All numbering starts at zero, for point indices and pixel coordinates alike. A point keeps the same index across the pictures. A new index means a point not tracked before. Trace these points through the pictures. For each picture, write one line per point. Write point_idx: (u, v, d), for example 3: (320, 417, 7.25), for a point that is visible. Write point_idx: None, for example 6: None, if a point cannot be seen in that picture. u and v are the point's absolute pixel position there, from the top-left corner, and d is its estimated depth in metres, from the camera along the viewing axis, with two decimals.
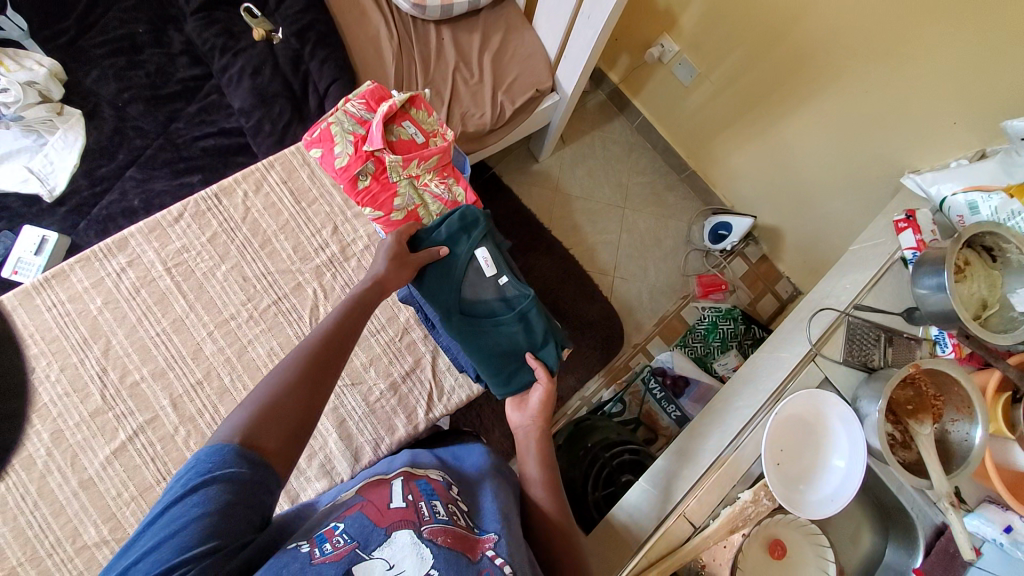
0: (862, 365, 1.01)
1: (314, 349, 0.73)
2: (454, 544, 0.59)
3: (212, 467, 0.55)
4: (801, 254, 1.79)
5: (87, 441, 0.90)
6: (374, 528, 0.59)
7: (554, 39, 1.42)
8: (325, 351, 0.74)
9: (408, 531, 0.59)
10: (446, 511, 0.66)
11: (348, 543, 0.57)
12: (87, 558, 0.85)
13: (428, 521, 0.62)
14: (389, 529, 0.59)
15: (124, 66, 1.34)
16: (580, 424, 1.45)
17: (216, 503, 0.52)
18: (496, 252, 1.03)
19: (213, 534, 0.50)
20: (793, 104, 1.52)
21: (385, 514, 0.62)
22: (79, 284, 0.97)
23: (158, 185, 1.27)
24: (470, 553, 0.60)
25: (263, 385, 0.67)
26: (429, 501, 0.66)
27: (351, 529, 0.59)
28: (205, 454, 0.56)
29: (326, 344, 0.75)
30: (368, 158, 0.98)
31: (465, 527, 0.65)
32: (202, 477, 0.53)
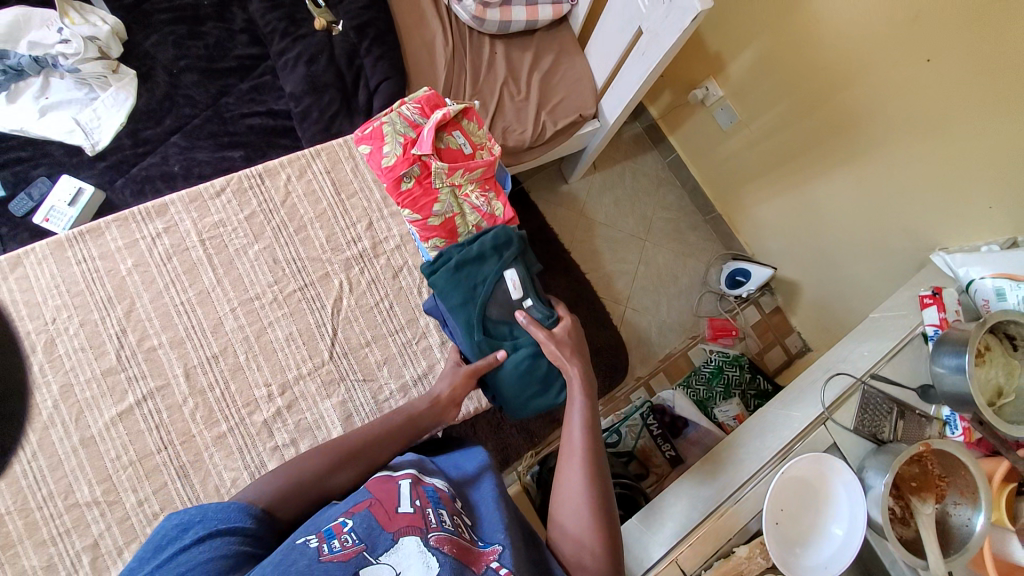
0: (871, 436, 1.01)
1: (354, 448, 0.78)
2: (458, 554, 0.60)
3: (221, 522, 0.58)
4: (816, 311, 1.79)
5: (95, 399, 0.91)
6: (381, 532, 0.60)
7: (604, 68, 1.44)
8: (367, 456, 0.78)
9: (415, 537, 0.60)
10: (452, 520, 0.66)
11: (355, 544, 0.58)
12: (75, 516, 0.85)
13: (435, 528, 0.62)
14: (396, 535, 0.60)
15: (184, 36, 1.37)
16: None
17: (230, 549, 0.56)
18: (526, 276, 1.02)
19: (234, 566, 0.55)
20: (830, 164, 1.53)
21: (392, 518, 0.62)
22: (113, 243, 0.98)
23: (199, 155, 1.29)
24: (474, 566, 0.61)
25: (300, 461, 0.74)
26: (436, 508, 0.66)
27: (359, 529, 0.60)
28: (215, 508, 0.59)
29: (371, 448, 0.79)
30: (415, 161, 0.99)
31: (469, 538, 0.65)
32: (216, 526, 0.57)
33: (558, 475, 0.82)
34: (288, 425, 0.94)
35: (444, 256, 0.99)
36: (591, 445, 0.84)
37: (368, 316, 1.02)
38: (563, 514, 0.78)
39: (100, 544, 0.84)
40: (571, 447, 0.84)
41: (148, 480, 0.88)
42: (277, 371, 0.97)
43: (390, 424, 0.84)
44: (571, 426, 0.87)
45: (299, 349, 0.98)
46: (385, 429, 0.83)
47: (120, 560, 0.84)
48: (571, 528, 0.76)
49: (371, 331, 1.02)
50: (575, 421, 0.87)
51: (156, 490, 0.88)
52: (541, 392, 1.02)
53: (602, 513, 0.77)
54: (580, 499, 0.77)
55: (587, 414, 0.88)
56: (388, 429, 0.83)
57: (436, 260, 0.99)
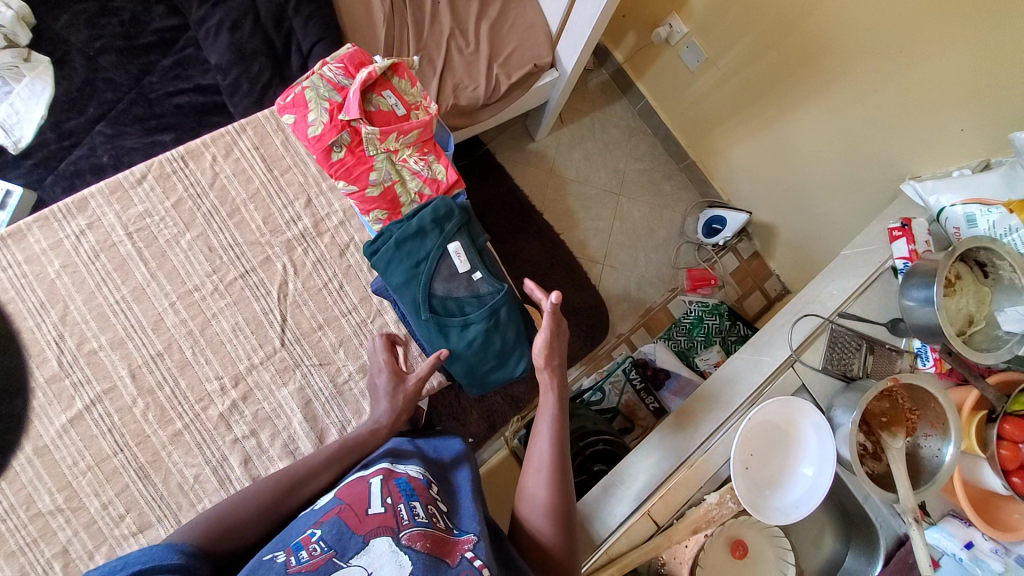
0: (841, 374, 1.00)
1: (292, 479, 0.72)
2: (433, 549, 0.59)
3: (148, 560, 0.51)
4: (793, 253, 1.76)
5: (43, 408, 0.87)
6: (352, 536, 0.58)
7: (556, 11, 1.34)
8: (302, 486, 0.72)
9: (386, 538, 0.58)
10: (425, 513, 0.65)
11: (325, 551, 0.56)
12: (39, 526, 0.83)
13: (407, 525, 0.61)
14: (367, 537, 0.58)
15: (96, 13, 1.26)
16: None
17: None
18: (472, 247, 0.98)
19: None
20: (801, 97, 1.45)
21: (363, 521, 0.60)
22: (37, 245, 0.92)
23: (129, 142, 1.20)
24: (448, 557, 0.59)
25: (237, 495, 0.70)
26: (409, 503, 0.65)
27: (327, 536, 0.58)
28: (135, 553, 0.51)
29: (310, 475, 0.74)
30: (344, 128, 0.92)
31: (444, 528, 0.65)
32: (143, 567, 0.50)
33: (523, 491, 0.84)
34: (245, 416, 0.92)
35: (384, 233, 0.95)
36: (557, 465, 0.84)
37: (318, 299, 0.98)
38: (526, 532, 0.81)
39: (68, 551, 0.83)
40: (537, 463, 0.84)
41: (109, 483, 0.86)
42: (228, 363, 0.93)
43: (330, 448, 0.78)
44: (537, 445, 0.86)
45: (247, 338, 0.95)
46: (325, 455, 0.77)
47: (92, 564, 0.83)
48: (530, 547, 0.79)
49: (322, 315, 0.98)
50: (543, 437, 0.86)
51: (118, 492, 0.86)
52: (499, 366, 1.00)
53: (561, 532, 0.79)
54: (542, 508, 0.80)
55: (555, 430, 0.87)
56: (328, 456, 0.77)
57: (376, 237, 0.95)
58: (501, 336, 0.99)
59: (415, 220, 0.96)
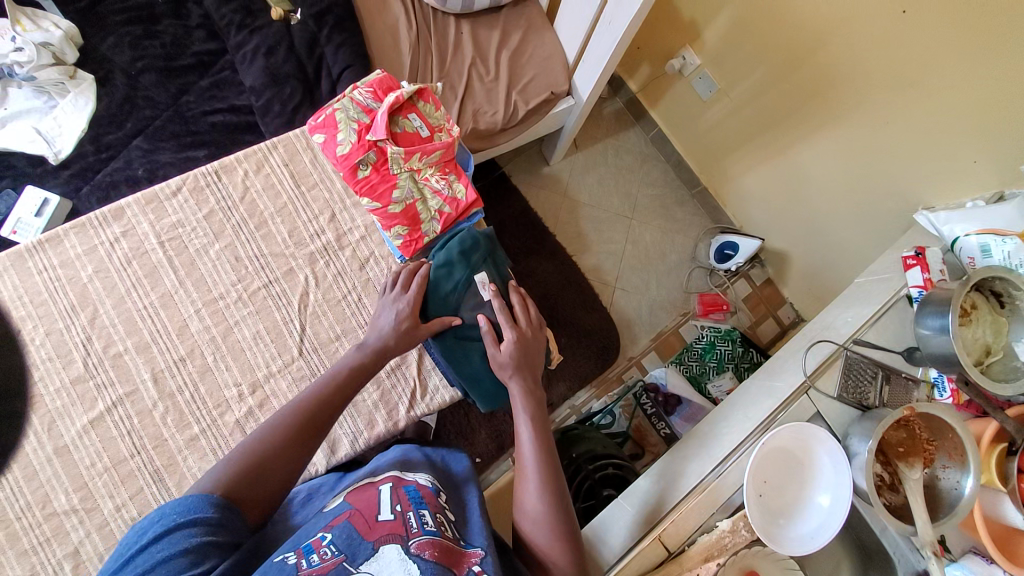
0: (857, 403, 0.99)
1: (305, 415, 0.78)
2: (442, 558, 0.60)
3: (181, 513, 0.59)
4: (806, 281, 1.76)
5: (66, 408, 0.90)
6: (362, 542, 0.59)
7: (574, 42, 1.40)
8: (319, 422, 0.78)
9: (395, 545, 0.59)
10: (434, 521, 0.66)
11: (335, 555, 0.57)
12: (53, 526, 0.84)
13: (416, 533, 0.62)
14: (377, 544, 0.59)
15: (140, 36, 1.33)
16: (568, 433, 1.50)
17: (187, 544, 0.57)
18: (497, 277, 1.02)
19: (197, 560, 0.56)
20: (812, 127, 1.48)
21: (372, 527, 0.61)
22: (73, 250, 0.96)
23: (163, 157, 1.26)
24: (457, 568, 0.61)
25: (249, 440, 0.73)
26: (417, 511, 0.66)
27: (338, 541, 0.59)
28: (173, 504, 0.60)
29: (323, 411, 0.80)
30: (370, 148, 0.97)
31: (452, 539, 0.66)
32: (178, 519, 0.59)
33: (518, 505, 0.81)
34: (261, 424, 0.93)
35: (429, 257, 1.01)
36: (545, 467, 0.81)
37: (336, 310, 1.00)
38: (531, 547, 0.78)
39: (80, 552, 0.84)
40: (525, 467, 0.83)
41: (124, 486, 0.88)
42: (246, 370, 0.95)
43: (331, 380, 0.84)
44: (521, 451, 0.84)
45: (267, 347, 0.97)
46: (327, 385, 0.83)
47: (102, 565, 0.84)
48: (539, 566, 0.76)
49: (340, 325, 1.00)
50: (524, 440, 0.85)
51: (132, 495, 0.88)
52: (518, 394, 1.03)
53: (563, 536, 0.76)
54: (539, 514, 0.77)
55: (535, 431, 0.85)
56: (334, 389, 0.82)
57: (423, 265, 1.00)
58: None
59: (444, 251, 1.00)
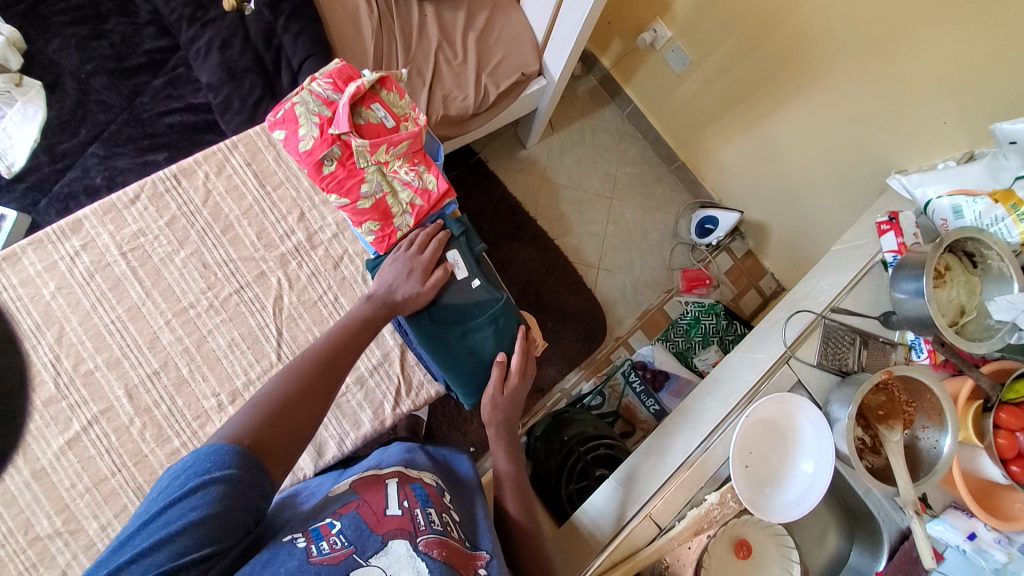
0: (836, 369, 1.00)
1: (323, 362, 0.80)
2: (447, 558, 0.61)
3: (211, 467, 0.59)
4: (786, 251, 1.78)
5: (40, 430, 0.87)
6: (370, 535, 0.60)
7: (542, 20, 1.36)
8: (336, 368, 0.81)
9: (404, 542, 0.59)
10: (440, 521, 0.67)
11: (345, 546, 0.58)
12: (39, 550, 0.83)
13: (423, 531, 0.62)
14: (386, 538, 0.59)
15: (87, 36, 1.27)
16: (559, 416, 1.51)
17: (215, 505, 0.57)
18: (471, 258, 1.01)
19: (219, 534, 0.56)
20: (786, 97, 1.47)
21: (381, 520, 0.62)
22: (31, 267, 0.92)
23: (121, 163, 1.20)
24: (463, 569, 0.62)
25: (267, 390, 0.73)
26: (424, 509, 0.67)
27: (348, 531, 0.60)
28: (207, 453, 0.61)
29: (338, 358, 0.82)
30: (334, 142, 0.93)
31: (458, 539, 0.66)
32: (206, 476, 0.58)
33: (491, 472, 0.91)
34: None
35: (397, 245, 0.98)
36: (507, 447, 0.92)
37: (313, 311, 0.98)
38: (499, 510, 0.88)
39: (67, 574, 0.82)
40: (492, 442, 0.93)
41: (108, 504, 0.86)
42: (224, 379, 0.93)
43: (341, 329, 0.86)
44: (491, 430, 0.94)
45: (244, 354, 0.95)
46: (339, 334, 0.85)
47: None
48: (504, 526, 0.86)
49: (318, 327, 0.98)
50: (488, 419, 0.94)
51: (117, 513, 0.86)
52: None
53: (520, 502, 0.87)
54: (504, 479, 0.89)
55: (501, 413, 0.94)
56: (346, 334, 0.85)
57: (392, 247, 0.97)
58: (494, 343, 0.99)
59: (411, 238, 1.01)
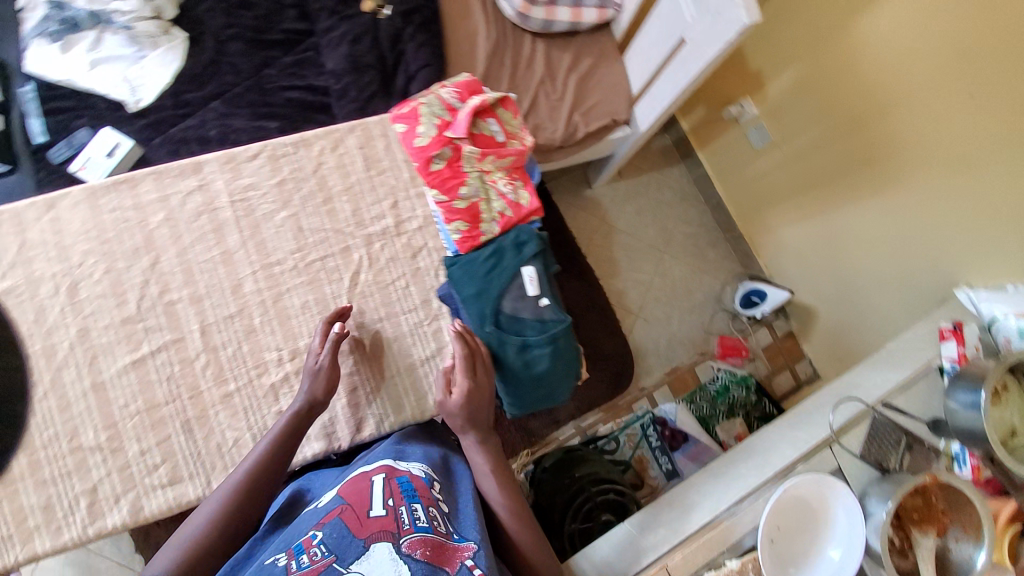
0: (877, 464, 1.00)
1: (244, 490, 0.83)
2: (431, 556, 0.70)
3: None
4: (830, 341, 1.77)
5: (111, 345, 0.92)
6: (352, 541, 0.70)
7: (641, 75, 1.44)
8: (258, 493, 0.84)
9: (386, 544, 0.70)
10: (426, 516, 0.76)
11: (325, 556, 0.69)
12: (77, 459, 0.88)
13: (407, 531, 0.72)
14: (367, 542, 0.70)
15: (236, 5, 1.39)
16: (570, 453, 1.50)
17: None
18: (543, 273, 1.00)
19: None
20: (859, 191, 1.51)
21: (364, 524, 0.72)
22: (147, 196, 0.97)
23: (236, 122, 1.31)
24: (446, 564, 0.71)
25: (196, 522, 0.80)
26: (409, 506, 0.76)
27: (328, 542, 0.70)
28: None
29: (259, 484, 0.84)
30: (447, 143, 1.01)
31: (444, 533, 0.75)
32: None
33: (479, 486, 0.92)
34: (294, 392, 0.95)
35: (478, 250, 1.00)
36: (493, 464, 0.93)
37: (384, 293, 1.01)
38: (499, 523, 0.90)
39: (97, 490, 0.88)
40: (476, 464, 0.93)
41: (153, 431, 0.91)
42: (289, 337, 0.97)
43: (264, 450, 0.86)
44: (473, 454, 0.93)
45: (313, 318, 0.98)
46: (261, 460, 0.85)
47: (117, 506, 0.88)
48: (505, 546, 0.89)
49: (385, 309, 1.01)
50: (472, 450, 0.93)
51: (159, 441, 0.91)
52: (544, 396, 1.00)
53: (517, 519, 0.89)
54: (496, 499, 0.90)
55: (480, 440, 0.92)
56: (268, 460, 0.85)
57: (473, 249, 1.00)
58: (547, 363, 0.97)
59: (491, 244, 1.00)
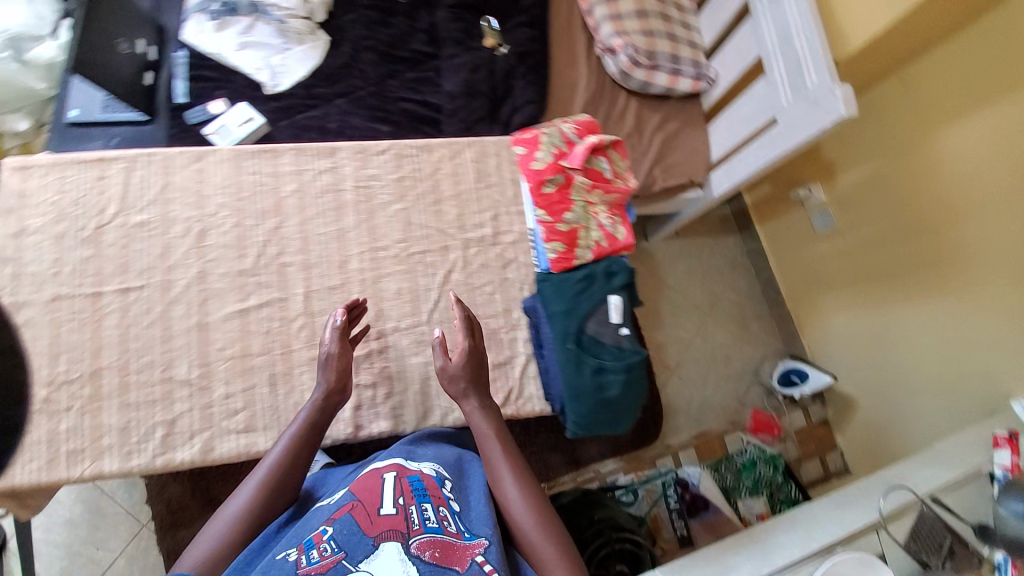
0: (919, 559, 1.01)
1: (274, 479, 0.84)
2: (441, 556, 0.70)
3: None
4: (866, 433, 1.79)
5: (222, 291, 0.99)
6: (362, 538, 0.70)
7: (725, 145, 1.55)
8: (286, 482, 0.85)
9: (395, 543, 0.70)
10: (436, 516, 0.76)
11: (334, 553, 0.68)
12: (166, 389, 0.94)
13: (417, 530, 0.72)
14: (376, 541, 0.70)
15: (377, 21, 1.53)
16: (587, 495, 1.50)
17: None
18: (628, 305, 1.06)
19: None
20: (917, 292, 1.55)
21: (374, 522, 0.72)
22: (283, 166, 1.07)
23: (355, 120, 1.44)
24: (456, 564, 0.71)
25: (228, 513, 0.80)
26: (419, 505, 0.76)
27: (338, 537, 0.70)
28: None
29: (287, 473, 0.85)
30: (561, 171, 1.10)
31: (455, 534, 0.75)
32: None
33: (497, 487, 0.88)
34: (373, 367, 1.02)
35: (571, 271, 1.07)
36: (513, 462, 0.89)
37: (470, 295, 1.08)
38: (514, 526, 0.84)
39: (177, 421, 0.93)
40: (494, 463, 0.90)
41: (240, 377, 0.96)
42: (379, 318, 1.04)
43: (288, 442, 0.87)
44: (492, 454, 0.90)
45: (404, 304, 1.05)
46: (286, 455, 0.86)
47: (190, 442, 0.92)
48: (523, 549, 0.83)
49: (469, 309, 1.07)
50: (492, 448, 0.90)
51: (244, 388, 0.96)
52: (607, 424, 1.02)
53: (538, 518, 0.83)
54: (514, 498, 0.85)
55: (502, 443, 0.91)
56: (293, 452, 0.86)
57: (565, 270, 1.06)
58: (618, 390, 1.00)
59: (583, 268, 1.07)
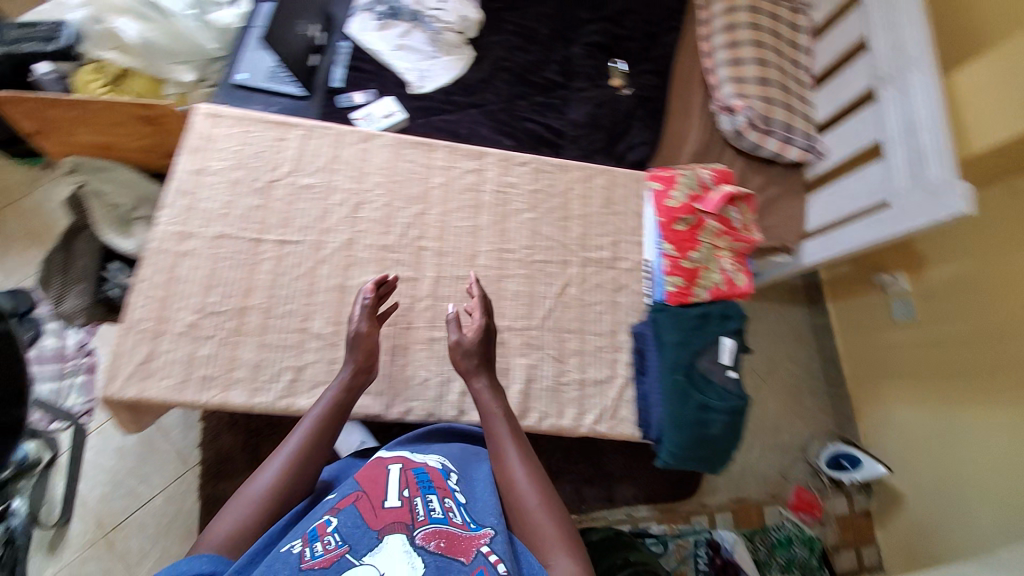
0: None
1: (301, 452, 0.87)
2: (445, 546, 0.73)
3: None
4: (910, 533, 1.75)
5: (365, 261, 1.07)
6: (367, 531, 0.73)
7: (823, 218, 1.59)
8: (312, 456, 0.87)
9: (400, 535, 0.73)
10: (441, 507, 0.79)
11: (338, 546, 0.71)
12: (300, 339, 1.00)
13: (422, 521, 0.76)
14: (380, 534, 0.73)
15: (518, 45, 1.65)
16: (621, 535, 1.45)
17: None
18: (738, 350, 1.11)
19: None
20: (995, 400, 1.53)
21: (378, 516, 0.75)
22: (435, 160, 1.16)
23: (484, 130, 1.54)
24: (460, 553, 0.73)
25: (259, 484, 0.83)
26: (423, 497, 0.80)
27: (342, 530, 0.73)
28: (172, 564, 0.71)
29: (314, 448, 0.88)
30: (694, 212, 1.17)
31: (460, 526, 0.77)
32: None
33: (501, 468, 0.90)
34: None
35: (688, 305, 1.12)
36: (521, 450, 0.90)
37: (582, 310, 1.13)
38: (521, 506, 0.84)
39: (306, 368, 0.99)
40: (499, 450, 0.91)
41: None
42: (496, 315, 1.09)
43: (317, 417, 0.91)
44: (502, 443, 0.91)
45: (520, 306, 1.11)
46: (313, 431, 0.89)
47: (311, 392, 0.98)
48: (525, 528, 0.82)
49: (578, 323, 1.12)
50: (503, 439, 0.91)
51: None
52: (704, 460, 1.04)
53: (547, 504, 0.84)
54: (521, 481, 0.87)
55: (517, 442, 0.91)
56: (319, 429, 0.89)
57: (683, 304, 1.12)
58: (720, 429, 1.04)
59: (699, 306, 1.12)
